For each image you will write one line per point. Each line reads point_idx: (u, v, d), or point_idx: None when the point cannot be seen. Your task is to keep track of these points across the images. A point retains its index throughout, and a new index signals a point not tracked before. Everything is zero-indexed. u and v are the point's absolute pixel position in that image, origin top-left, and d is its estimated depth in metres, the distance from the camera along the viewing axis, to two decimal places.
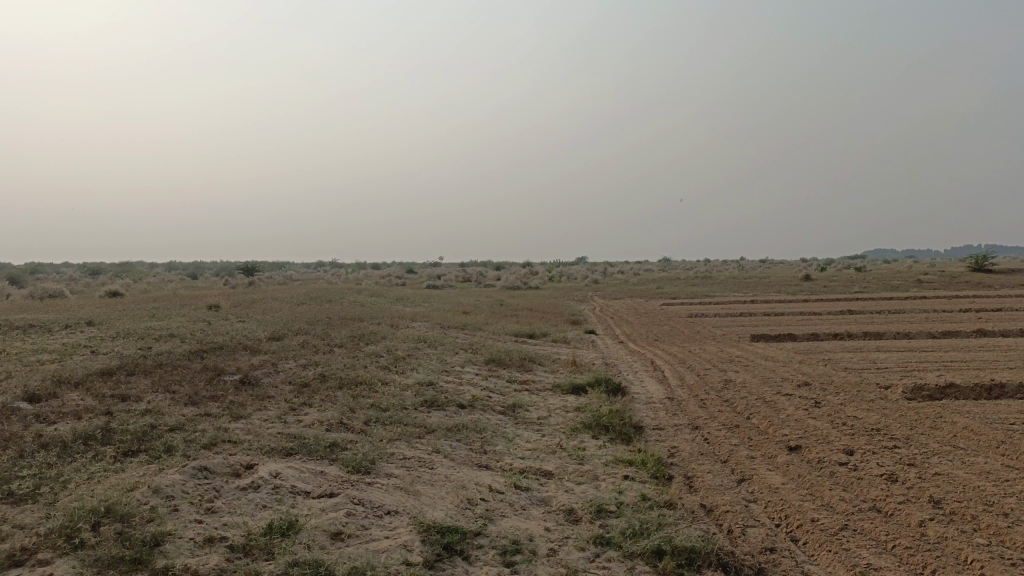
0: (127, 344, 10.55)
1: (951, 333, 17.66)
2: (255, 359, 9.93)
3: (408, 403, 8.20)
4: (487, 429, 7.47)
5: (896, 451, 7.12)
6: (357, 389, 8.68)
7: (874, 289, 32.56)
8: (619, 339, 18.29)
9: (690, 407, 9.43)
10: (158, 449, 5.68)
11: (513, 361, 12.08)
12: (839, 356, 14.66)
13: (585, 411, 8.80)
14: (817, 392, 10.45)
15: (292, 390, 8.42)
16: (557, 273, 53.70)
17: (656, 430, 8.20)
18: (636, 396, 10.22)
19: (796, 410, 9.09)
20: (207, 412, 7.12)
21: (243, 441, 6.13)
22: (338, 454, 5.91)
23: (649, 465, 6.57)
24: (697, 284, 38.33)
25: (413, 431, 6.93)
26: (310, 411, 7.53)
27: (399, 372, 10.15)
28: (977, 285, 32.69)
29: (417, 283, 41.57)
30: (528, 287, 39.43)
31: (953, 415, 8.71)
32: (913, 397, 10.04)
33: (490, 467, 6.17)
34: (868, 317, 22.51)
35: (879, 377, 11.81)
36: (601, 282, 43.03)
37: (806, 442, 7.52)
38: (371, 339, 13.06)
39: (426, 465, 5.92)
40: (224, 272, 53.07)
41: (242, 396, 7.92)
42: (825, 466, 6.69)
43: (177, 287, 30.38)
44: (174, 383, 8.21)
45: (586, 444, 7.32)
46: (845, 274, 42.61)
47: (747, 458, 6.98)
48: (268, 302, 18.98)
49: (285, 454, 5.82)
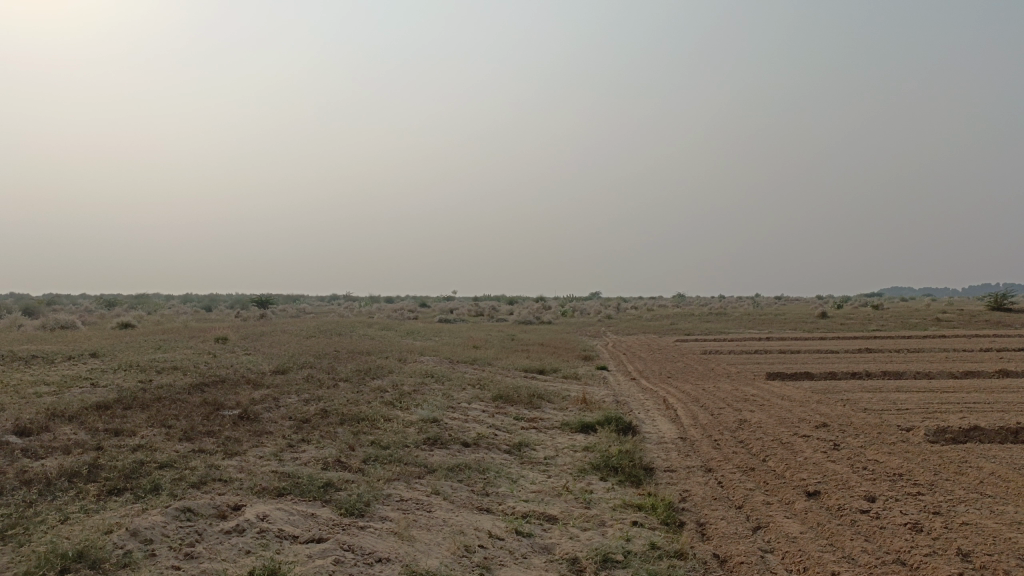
0: (127, 376, 10.36)
1: (972, 374, 17.21)
2: (256, 393, 9.72)
3: (410, 441, 7.94)
4: (490, 470, 7.18)
5: (921, 498, 6.76)
6: (358, 426, 8.43)
7: (891, 327, 32.03)
8: (631, 375, 17.96)
9: (703, 448, 9.10)
10: (144, 488, 5.45)
11: (521, 398, 11.79)
12: (857, 396, 14.26)
13: (593, 451, 8.49)
14: (836, 434, 10.09)
15: (292, 426, 8.18)
16: (571, 308, 53.37)
17: (667, 472, 7.88)
18: (647, 435, 9.90)
19: (814, 453, 8.73)
20: (201, 448, 6.89)
21: (234, 480, 5.88)
22: (332, 495, 5.64)
23: (659, 510, 6.25)
24: (712, 320, 37.94)
25: (412, 471, 6.66)
26: (308, 448, 7.28)
27: (404, 408, 9.89)
28: (997, 324, 32.14)
29: (429, 316, 41.49)
30: (540, 321, 39.19)
31: (980, 460, 8.33)
32: (935, 440, 9.66)
33: (491, 510, 5.88)
34: (886, 356, 22.05)
35: (900, 418, 11.43)
36: (614, 317, 42.71)
37: (825, 487, 7.18)
38: (378, 373, 12.83)
39: (424, 507, 5.65)
40: (238, 304, 53.32)
41: (239, 431, 7.69)
42: (846, 513, 6.35)
43: (188, 319, 30.36)
44: (170, 417, 8.00)
45: (593, 487, 7.01)
46: (862, 312, 42.07)
47: (763, 504, 6.64)
48: (276, 335, 18.80)
49: (276, 494, 5.56)
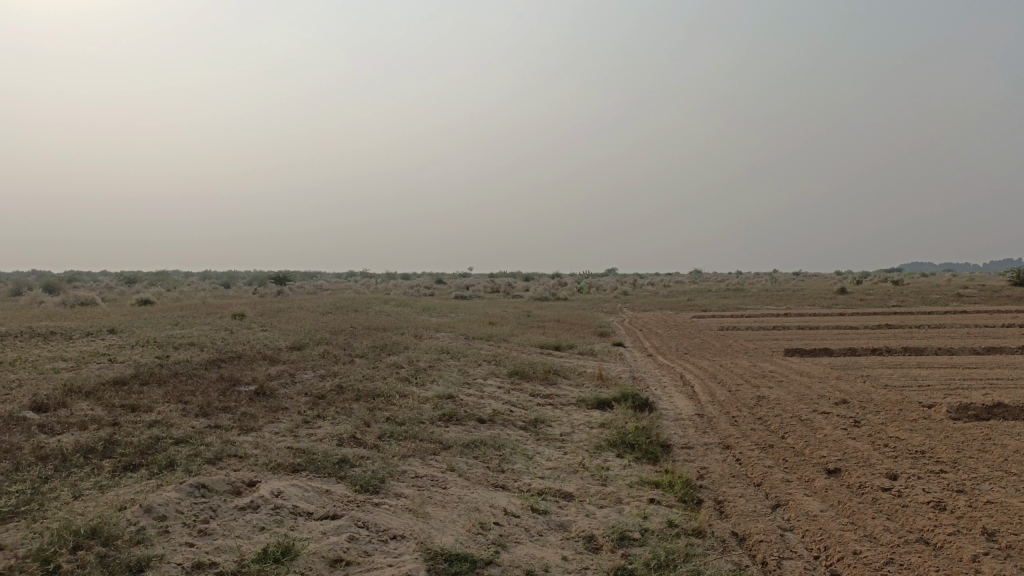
0: (144, 352, 10.39)
1: (995, 350, 16.95)
2: (272, 369, 9.70)
3: (425, 417, 7.90)
4: (506, 446, 7.14)
5: (944, 476, 6.64)
6: (373, 402, 8.40)
7: (910, 303, 31.68)
8: (648, 351, 17.86)
9: (721, 425, 9.01)
10: (159, 464, 5.45)
11: (537, 374, 11.74)
12: (878, 372, 14.08)
13: (610, 428, 8.42)
14: (856, 410, 9.95)
15: (307, 402, 8.16)
16: (586, 284, 53.22)
17: (684, 449, 7.80)
18: (664, 411, 9.81)
19: (834, 430, 8.62)
20: (217, 424, 6.89)
21: (249, 456, 5.87)
22: (346, 471, 5.61)
23: (677, 488, 6.18)
24: (729, 296, 37.72)
25: (428, 448, 6.62)
26: (323, 424, 7.26)
27: (420, 384, 9.86)
28: (1019, 300, 31.70)
29: (445, 293, 41.50)
30: (556, 298, 39.10)
31: (1004, 437, 8.18)
32: (958, 417, 9.50)
33: (507, 487, 5.83)
34: (906, 332, 21.79)
35: (922, 394, 11.26)
36: (630, 294, 42.58)
37: (845, 465, 7.08)
38: (393, 349, 12.82)
39: (440, 484, 5.60)
40: (255, 280, 53.60)
41: (254, 407, 7.68)
42: (867, 491, 6.25)
43: (206, 296, 30.57)
44: (187, 393, 8.01)
45: (610, 464, 6.95)
46: (881, 288, 41.60)
47: (782, 481, 6.55)
48: (292, 311, 18.85)
49: (291, 471, 5.54)
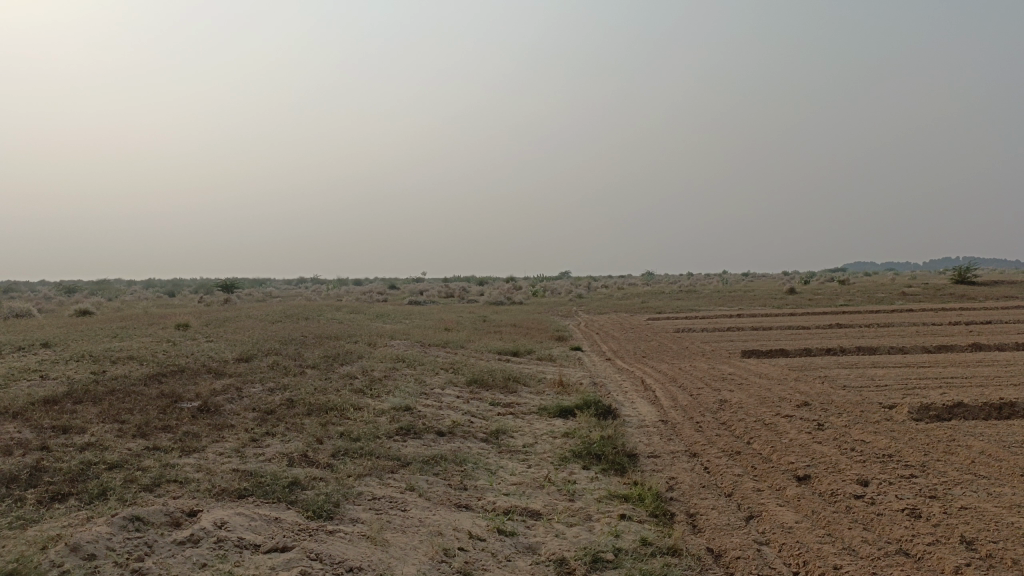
0: (79, 368, 9.78)
1: (946, 348, 17.19)
2: (218, 383, 9.21)
3: (381, 431, 7.52)
4: (468, 461, 6.81)
5: (915, 481, 6.52)
6: (326, 416, 7.99)
7: (859, 303, 32.23)
8: (606, 355, 17.69)
9: (686, 431, 8.81)
10: (91, 494, 5.00)
11: (496, 382, 11.41)
12: (835, 372, 14.10)
13: (573, 437, 8.16)
14: (818, 413, 9.87)
15: (256, 418, 7.71)
16: (540, 287, 53.23)
17: (651, 458, 7.58)
18: (628, 418, 9.60)
19: (799, 434, 8.50)
20: (156, 445, 6.42)
21: (191, 481, 5.43)
22: (297, 495, 5.22)
23: (648, 501, 5.93)
24: (683, 298, 37.93)
25: (385, 465, 6.26)
26: (272, 442, 6.83)
27: (375, 396, 9.47)
28: (963, 298, 32.50)
29: (398, 298, 40.94)
30: (511, 302, 38.88)
31: (968, 438, 8.14)
32: (920, 418, 9.48)
33: (470, 507, 5.50)
34: (858, 332, 22.03)
35: (880, 395, 11.25)
36: (585, 297, 42.54)
37: (815, 471, 6.92)
38: (346, 359, 12.36)
39: (399, 507, 5.24)
40: (201, 287, 52.22)
41: (198, 425, 7.21)
42: (840, 500, 6.08)
43: (149, 305, 29.56)
44: (123, 412, 7.49)
45: (576, 477, 6.67)
46: (830, 287, 42.31)
47: (754, 491, 6.35)
48: (240, 320, 18.19)
49: (236, 497, 5.12)
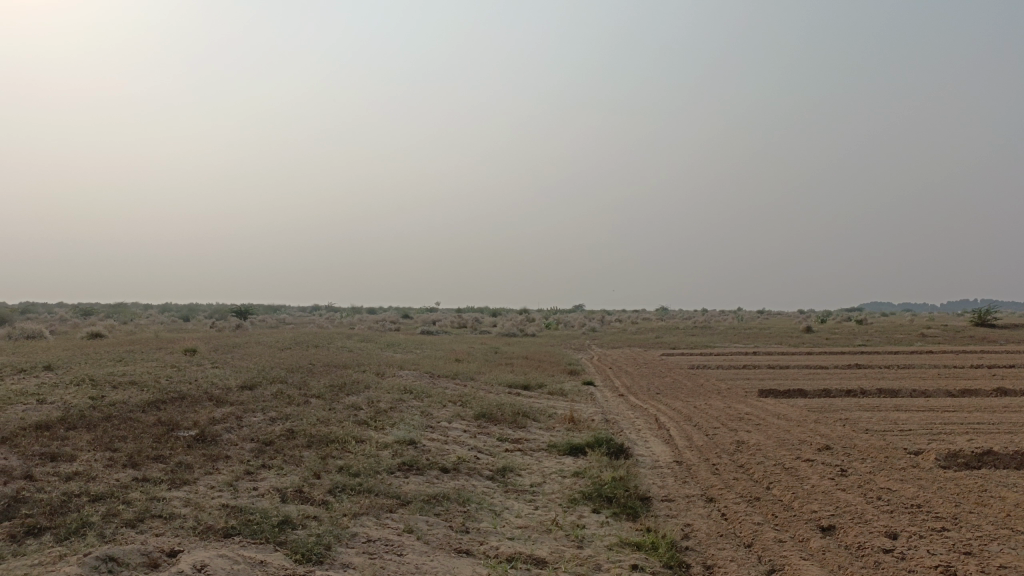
0: (78, 392, 9.53)
1: (970, 392, 16.63)
2: (218, 411, 8.94)
3: (383, 466, 7.20)
4: (472, 500, 6.47)
5: (947, 535, 6.11)
6: (326, 449, 7.68)
7: (876, 343, 31.64)
8: (619, 391, 17.29)
9: (702, 474, 8.42)
10: (70, 528, 4.71)
11: (505, 417, 11.05)
12: (856, 415, 13.65)
13: (584, 477, 7.79)
14: (841, 457, 9.44)
15: (253, 450, 7.42)
16: (553, 319, 52.86)
17: (665, 502, 7.20)
18: (641, 458, 9.21)
19: (821, 480, 8.08)
20: (146, 476, 6.14)
21: (176, 517, 5.14)
22: (287, 535, 4.90)
23: (661, 551, 5.56)
24: (698, 334, 37.40)
25: (384, 504, 5.94)
26: (268, 476, 6.52)
27: (379, 428, 9.16)
28: (983, 340, 31.88)
29: (410, 328, 40.77)
30: (524, 333, 38.53)
31: (1000, 489, 7.69)
32: (947, 465, 9.04)
33: (471, 553, 5.15)
34: (878, 373, 21.47)
35: (905, 440, 10.80)
36: (598, 330, 42.11)
37: (840, 521, 6.53)
38: (352, 389, 12.07)
39: (395, 551, 4.91)
40: (216, 313, 52.24)
41: (192, 456, 6.93)
42: (868, 554, 5.68)
43: (160, 329, 29.43)
44: (116, 440, 7.22)
45: (585, 521, 6.30)
46: (848, 326, 41.69)
47: (775, 542, 5.96)
48: (248, 347, 17.99)
49: (221, 536, 4.81)
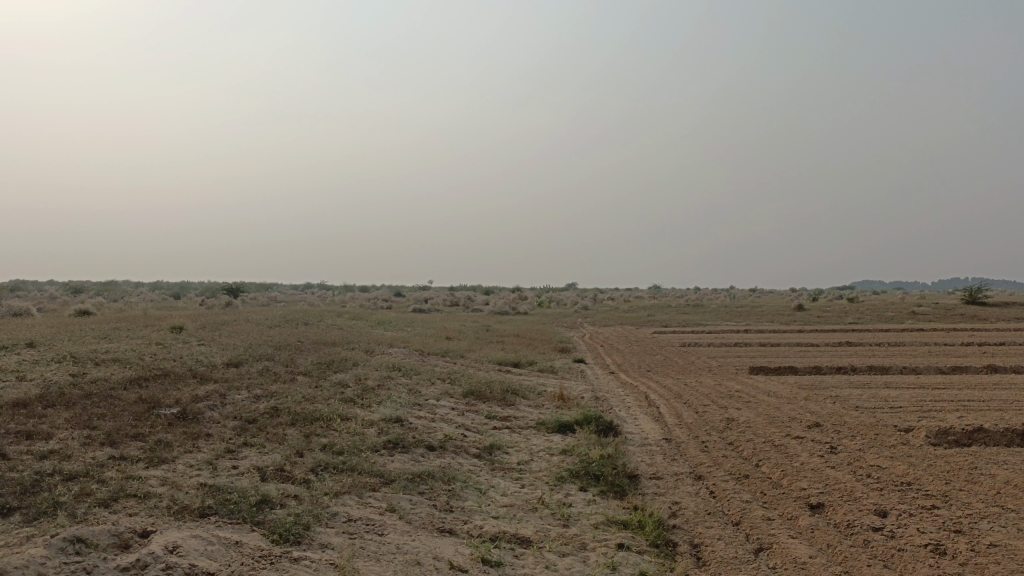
0: (59, 369, 9.36)
1: (960, 370, 16.62)
2: (201, 389, 8.80)
3: (367, 444, 7.09)
4: (457, 479, 6.37)
5: (937, 513, 6.04)
6: (310, 427, 7.56)
7: (868, 321, 31.67)
8: (610, 369, 17.24)
9: (692, 451, 8.35)
10: (40, 508, 4.57)
11: (494, 394, 10.96)
12: (846, 392, 13.60)
13: (572, 455, 7.70)
14: (831, 435, 9.38)
15: (236, 428, 7.29)
16: (546, 297, 52.77)
17: (654, 479, 7.12)
18: (630, 435, 9.14)
19: (811, 458, 8.02)
20: (123, 454, 6.01)
21: (152, 496, 5.01)
22: (264, 515, 4.78)
23: (648, 529, 5.47)
24: (689, 312, 37.37)
25: (366, 482, 5.82)
26: (249, 454, 6.40)
27: (365, 406, 9.04)
28: (973, 318, 31.95)
29: (401, 306, 40.59)
30: (516, 312, 38.43)
31: (990, 466, 7.65)
32: (937, 442, 8.99)
33: (454, 532, 5.05)
34: (868, 351, 21.46)
35: (895, 417, 10.76)
36: (590, 308, 42.05)
37: (829, 499, 6.45)
38: (340, 366, 11.94)
39: (375, 530, 4.81)
40: (206, 291, 51.95)
41: (172, 434, 6.80)
42: (856, 532, 5.61)
43: (148, 307, 29.06)
44: (96, 417, 7.08)
45: (572, 500, 6.20)
46: (839, 305, 41.71)
47: (763, 520, 5.87)
48: (236, 324, 17.81)
49: (197, 516, 4.70)
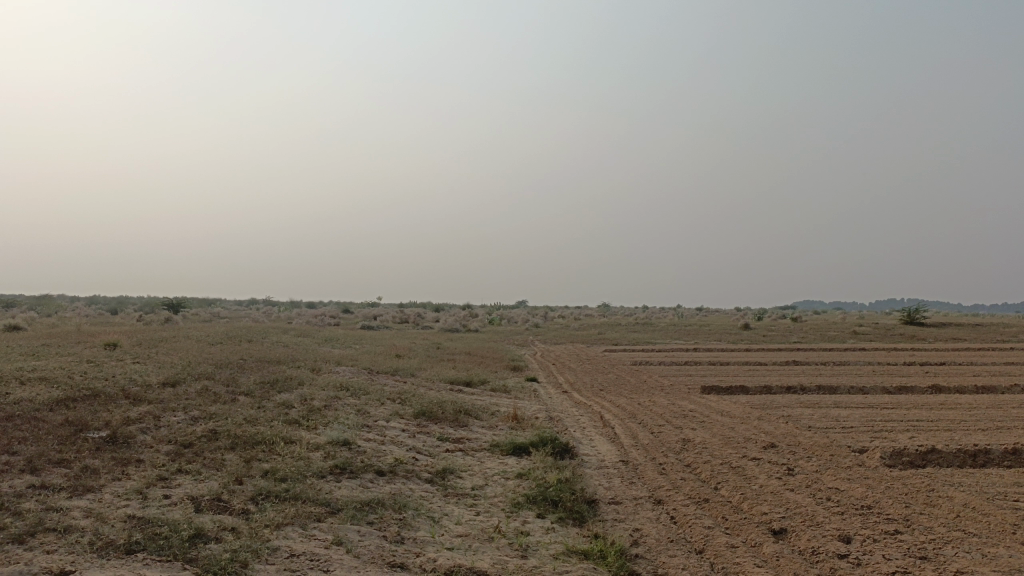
0: None
1: (906, 390, 16.86)
2: (134, 411, 8.27)
3: (313, 470, 6.69)
4: (408, 507, 6.03)
5: (901, 539, 5.92)
6: (252, 451, 7.13)
7: (813, 340, 32.20)
8: (562, 388, 17.02)
9: (650, 474, 8.14)
10: None
11: (446, 415, 10.61)
12: (799, 412, 13.62)
13: (527, 480, 7.41)
14: (787, 456, 9.28)
15: (170, 453, 6.83)
16: (496, 314, 52.51)
17: (613, 504, 6.89)
18: (586, 458, 8.90)
19: (769, 480, 7.89)
20: (44, 482, 5.53)
21: (74, 530, 4.57)
22: (198, 551, 4.39)
23: (610, 560, 5.22)
24: (639, 330, 37.53)
25: (312, 512, 5.45)
26: (184, 482, 5.96)
27: (310, 428, 8.62)
28: (912, 338, 32.76)
29: (349, 323, 39.94)
30: (466, 329, 38.06)
31: (948, 488, 7.60)
32: (892, 464, 8.97)
33: (406, 567, 4.72)
34: (816, 370, 21.69)
35: (848, 438, 10.74)
36: (541, 326, 41.98)
37: (792, 524, 6.30)
38: (285, 386, 11.45)
39: (320, 567, 4.45)
40: (146, 306, 50.29)
41: (100, 459, 6.32)
42: (823, 560, 5.44)
43: (83, 322, 27.87)
44: (16, 441, 6.54)
45: (530, 528, 5.92)
46: (784, 324, 42.47)
47: (728, 548, 5.68)
48: (176, 341, 17.07)
49: (123, 553, 4.28)
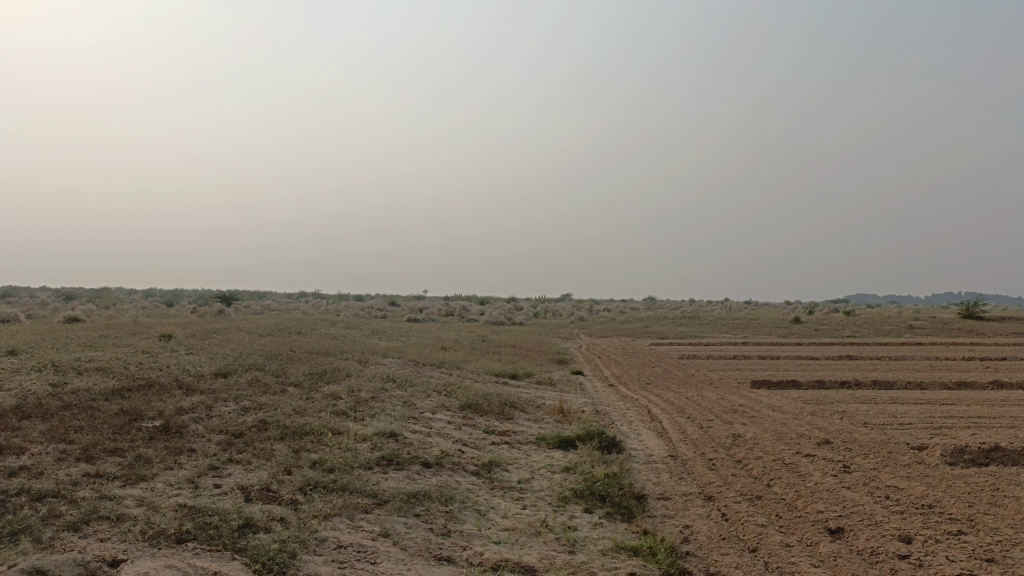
0: (39, 378, 8.96)
1: (966, 385, 16.28)
2: (187, 401, 8.40)
3: (360, 461, 6.70)
4: (455, 500, 5.99)
5: (966, 541, 5.67)
6: (300, 442, 7.17)
7: (866, 334, 31.40)
8: (608, 381, 16.86)
9: (700, 470, 7.97)
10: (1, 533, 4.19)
11: (491, 407, 10.57)
12: (853, 407, 13.25)
13: (574, 474, 7.31)
14: (842, 453, 9.02)
15: (221, 443, 6.91)
16: (540, 308, 52.44)
17: (662, 500, 6.76)
18: (634, 452, 8.76)
19: (824, 478, 7.66)
20: (100, 471, 5.63)
21: (126, 519, 4.63)
22: (247, 541, 4.41)
23: (660, 557, 5.11)
24: (685, 323, 37.07)
25: (360, 503, 5.45)
26: (235, 472, 6.02)
27: (357, 419, 8.65)
28: (971, 332, 31.74)
29: (395, 315, 40.26)
30: (511, 322, 38.01)
31: (1013, 488, 7.29)
32: (953, 461, 8.65)
33: (452, 560, 4.67)
34: (870, 364, 21.12)
35: (906, 434, 10.40)
36: (585, 319, 41.76)
37: (849, 523, 6.10)
38: (333, 377, 11.54)
39: (367, 559, 4.43)
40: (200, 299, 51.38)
41: (153, 449, 6.41)
42: (883, 560, 5.25)
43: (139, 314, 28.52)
44: (73, 430, 6.68)
45: (577, 523, 5.83)
46: (835, 317, 41.54)
47: (782, 547, 5.51)
48: (227, 333, 17.34)
49: (174, 542, 4.32)
